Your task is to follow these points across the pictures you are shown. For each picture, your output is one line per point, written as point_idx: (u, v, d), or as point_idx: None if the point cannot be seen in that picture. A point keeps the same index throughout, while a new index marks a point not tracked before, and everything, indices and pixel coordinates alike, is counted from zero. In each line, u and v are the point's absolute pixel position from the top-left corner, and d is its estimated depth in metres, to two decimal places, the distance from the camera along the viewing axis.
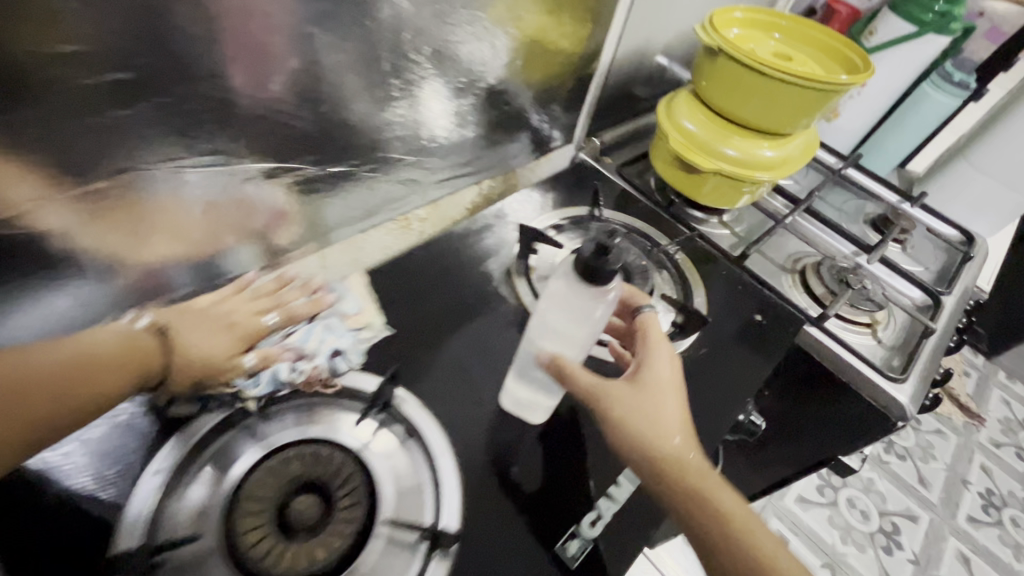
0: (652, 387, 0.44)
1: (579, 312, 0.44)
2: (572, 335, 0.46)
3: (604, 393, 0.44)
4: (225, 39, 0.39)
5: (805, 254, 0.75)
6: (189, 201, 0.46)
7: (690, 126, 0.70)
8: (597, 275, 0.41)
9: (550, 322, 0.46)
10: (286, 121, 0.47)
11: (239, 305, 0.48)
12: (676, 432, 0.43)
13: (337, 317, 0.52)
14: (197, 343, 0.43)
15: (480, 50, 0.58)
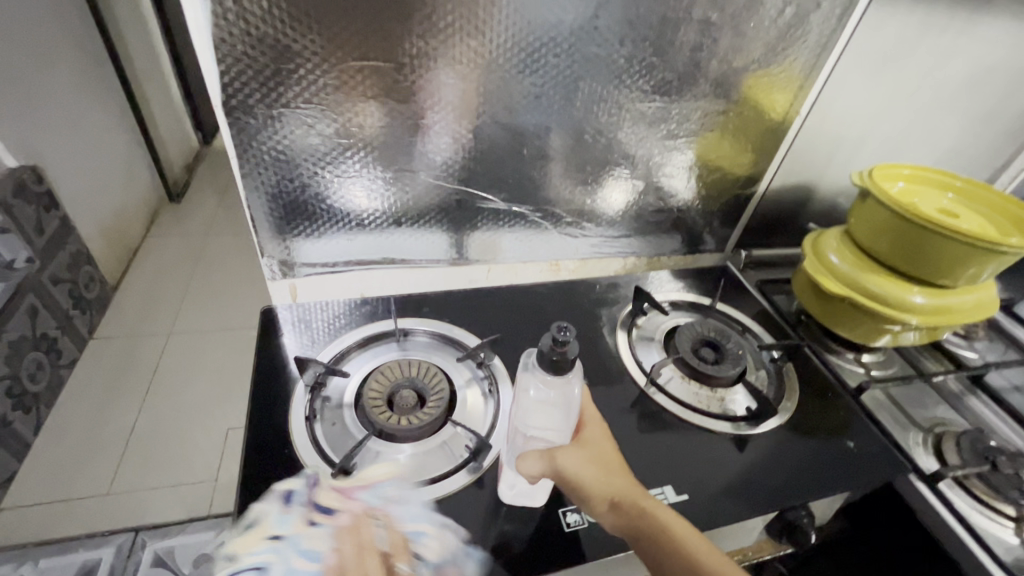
0: (588, 442, 0.52)
1: (557, 398, 0.50)
2: (549, 426, 0.51)
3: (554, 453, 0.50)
4: (475, 113, 0.65)
5: (951, 421, 0.69)
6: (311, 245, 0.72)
7: (834, 259, 0.72)
8: (559, 364, 0.47)
9: (533, 417, 0.51)
10: (496, 169, 0.71)
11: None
12: (615, 471, 0.51)
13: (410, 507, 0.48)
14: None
15: (650, 155, 0.76)
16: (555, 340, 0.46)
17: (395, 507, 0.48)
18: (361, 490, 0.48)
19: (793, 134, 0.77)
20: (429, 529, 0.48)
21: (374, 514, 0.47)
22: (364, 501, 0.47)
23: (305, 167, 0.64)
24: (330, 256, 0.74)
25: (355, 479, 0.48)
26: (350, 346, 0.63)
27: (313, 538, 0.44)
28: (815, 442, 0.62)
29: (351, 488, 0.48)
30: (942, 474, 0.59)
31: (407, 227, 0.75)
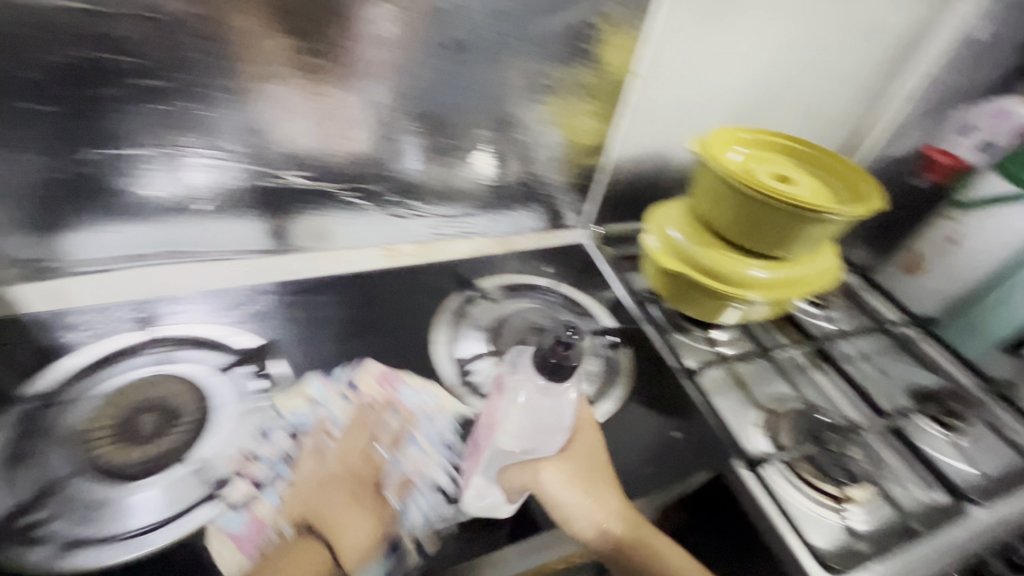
0: (576, 456, 0.51)
1: (547, 408, 0.48)
2: (539, 437, 0.48)
3: (539, 472, 0.48)
4: (239, 73, 0.54)
5: (790, 399, 0.66)
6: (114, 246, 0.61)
7: (674, 234, 0.67)
8: (559, 369, 0.45)
9: (515, 422, 0.47)
10: (289, 141, 0.61)
11: (352, 461, 0.49)
12: (605, 488, 0.49)
13: (427, 414, 0.54)
14: (339, 517, 0.45)
15: (476, 120, 0.67)
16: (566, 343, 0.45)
17: (423, 416, 0.54)
18: (403, 396, 0.56)
19: (633, 98, 0.71)
20: (425, 438, 0.52)
21: (396, 410, 0.54)
22: (394, 399, 0.55)
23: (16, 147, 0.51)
24: (102, 257, 0.61)
25: (388, 375, 0.57)
26: (95, 361, 0.53)
27: (338, 405, 0.54)
28: (640, 435, 0.57)
29: (390, 390, 0.56)
30: (767, 458, 0.56)
31: (195, 213, 0.63)
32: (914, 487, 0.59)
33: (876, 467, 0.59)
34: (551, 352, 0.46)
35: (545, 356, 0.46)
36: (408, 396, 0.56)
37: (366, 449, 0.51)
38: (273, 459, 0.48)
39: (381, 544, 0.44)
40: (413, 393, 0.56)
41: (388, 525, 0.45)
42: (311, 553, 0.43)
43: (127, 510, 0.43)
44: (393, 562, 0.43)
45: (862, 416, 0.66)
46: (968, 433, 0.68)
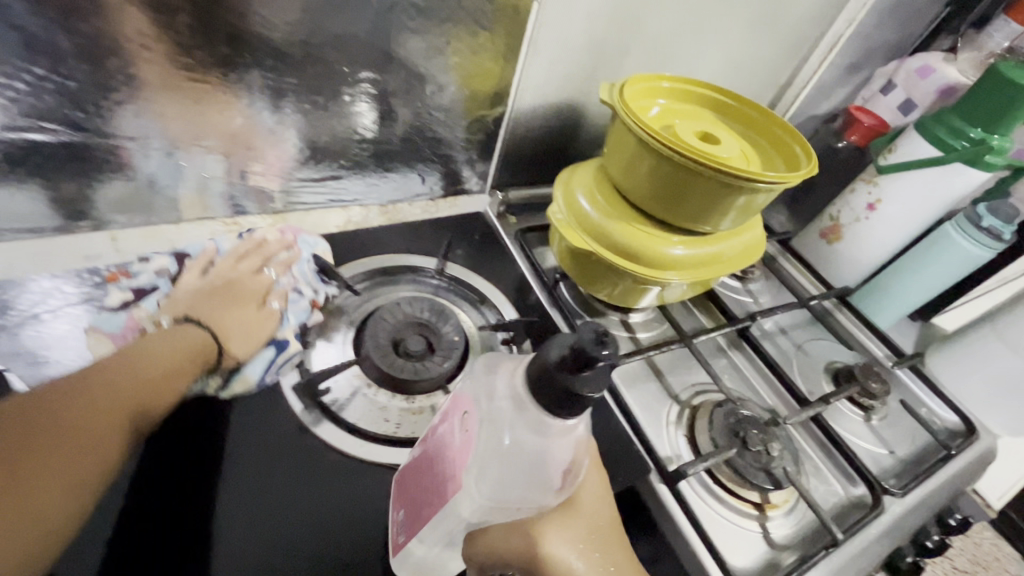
0: (581, 511, 0.37)
1: (544, 458, 0.32)
2: (526, 496, 0.32)
3: (543, 541, 0.34)
4: None
5: (709, 389, 0.59)
6: None
7: (584, 204, 0.56)
8: (566, 398, 0.29)
9: (491, 480, 0.32)
10: (32, 76, 0.41)
11: (233, 276, 0.50)
12: (612, 553, 0.37)
13: (310, 253, 0.54)
14: (221, 318, 0.46)
15: (335, 53, 0.50)
16: (582, 357, 0.28)
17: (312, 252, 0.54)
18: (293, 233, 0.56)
19: (538, 32, 0.57)
20: (313, 266, 0.53)
21: (286, 245, 0.54)
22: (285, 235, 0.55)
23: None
24: None
25: (288, 227, 0.55)
26: None
27: (228, 240, 0.53)
28: None
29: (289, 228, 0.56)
30: (684, 469, 0.48)
31: None
32: (832, 482, 0.55)
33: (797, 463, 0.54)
34: (563, 360, 0.28)
35: (552, 365, 0.29)
36: (298, 237, 0.55)
37: (252, 267, 0.51)
38: (154, 273, 0.51)
39: (259, 346, 0.47)
40: (303, 240, 0.55)
41: (268, 329, 0.48)
42: (189, 341, 0.44)
43: None
44: (268, 371, 0.46)
45: (781, 403, 0.60)
46: (881, 412, 0.65)
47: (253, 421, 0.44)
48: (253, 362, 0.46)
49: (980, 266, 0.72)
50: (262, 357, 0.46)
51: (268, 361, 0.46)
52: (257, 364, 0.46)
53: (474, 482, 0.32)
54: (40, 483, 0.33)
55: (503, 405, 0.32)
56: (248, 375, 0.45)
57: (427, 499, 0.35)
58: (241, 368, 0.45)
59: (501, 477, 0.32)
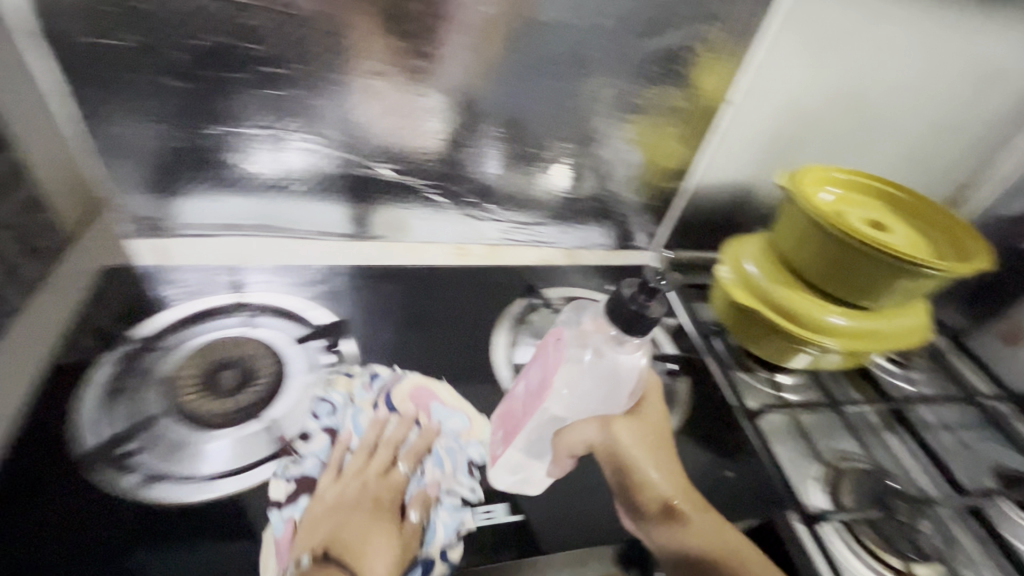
0: (641, 425, 0.53)
1: (605, 372, 0.49)
2: (586, 396, 0.50)
3: (611, 431, 0.52)
4: (345, 66, 0.58)
5: (858, 457, 0.62)
6: (215, 212, 0.67)
7: (750, 268, 0.65)
8: (633, 321, 0.44)
9: (567, 382, 0.48)
10: (382, 134, 0.64)
11: (371, 483, 0.47)
12: (660, 467, 0.52)
13: (450, 430, 0.54)
14: (361, 546, 0.42)
15: (561, 133, 0.68)
16: (643, 294, 0.44)
17: (448, 437, 0.53)
18: (428, 407, 0.56)
19: (724, 125, 0.70)
20: (463, 452, 0.52)
21: (421, 424, 0.54)
22: (422, 416, 0.55)
23: (149, 114, 0.57)
24: (206, 220, 0.67)
25: (421, 393, 0.57)
26: (193, 316, 0.58)
27: (361, 417, 0.53)
28: (689, 468, 0.56)
29: (422, 399, 0.56)
30: (825, 515, 0.53)
31: (289, 193, 0.68)
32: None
33: (951, 550, 0.54)
34: (631, 297, 0.44)
35: (622, 299, 0.44)
36: (429, 414, 0.55)
37: (385, 467, 0.49)
38: (311, 450, 0.49)
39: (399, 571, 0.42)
40: (438, 411, 0.56)
41: (413, 546, 0.44)
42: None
43: (206, 455, 0.47)
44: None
45: (939, 490, 0.60)
46: None
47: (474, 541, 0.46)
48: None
49: None
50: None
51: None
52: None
53: (562, 388, 0.48)
54: None
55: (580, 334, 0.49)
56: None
57: (527, 404, 0.51)
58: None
59: (575, 381, 0.49)
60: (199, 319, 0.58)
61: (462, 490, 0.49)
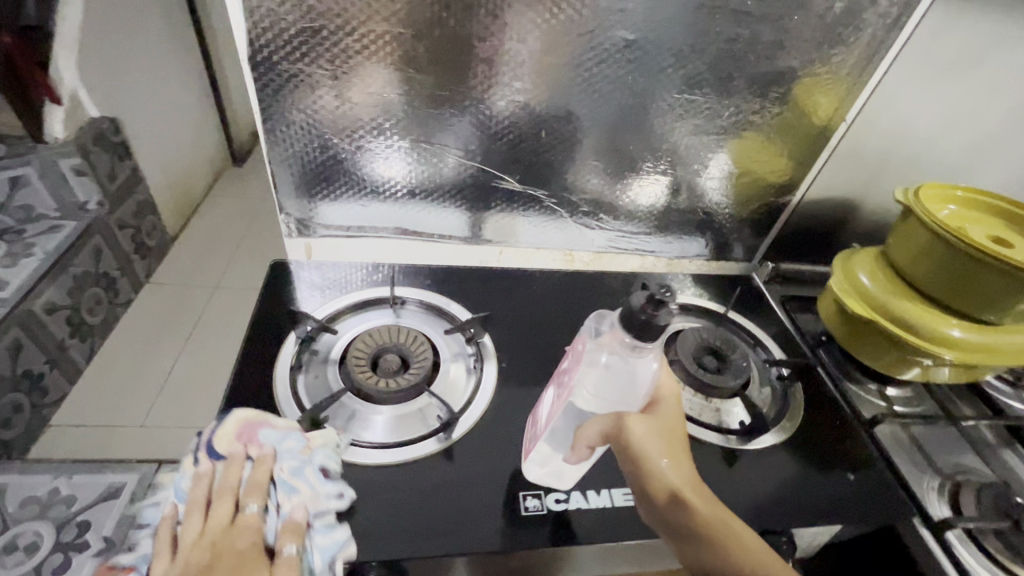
0: (659, 420, 0.48)
1: (623, 374, 0.46)
2: (610, 397, 0.47)
3: (630, 425, 0.46)
4: (492, 88, 0.64)
5: (976, 472, 0.62)
6: (356, 215, 0.76)
7: (864, 279, 0.68)
8: (644, 329, 0.41)
9: (586, 384, 0.46)
10: (514, 148, 0.71)
11: (227, 535, 0.46)
12: (679, 463, 0.48)
13: (305, 456, 0.48)
14: None
15: (677, 149, 0.73)
16: (651, 302, 0.41)
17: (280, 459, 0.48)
18: (258, 437, 0.50)
19: (838, 143, 0.73)
20: (316, 468, 0.48)
21: (253, 457, 0.50)
22: (251, 447, 0.49)
23: (322, 129, 0.65)
24: (346, 221, 0.76)
25: (245, 430, 0.50)
26: (352, 306, 0.65)
27: (190, 469, 0.50)
28: (808, 470, 0.58)
29: (250, 433, 0.50)
30: (951, 522, 0.54)
31: (420, 200, 0.75)
32: None
33: None
34: (641, 308, 0.41)
35: (634, 306, 0.42)
36: (267, 445, 0.49)
37: (230, 509, 0.47)
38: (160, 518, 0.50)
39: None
40: (281, 433, 0.50)
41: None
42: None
43: (378, 426, 0.54)
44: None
45: None
46: None
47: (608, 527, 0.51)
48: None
49: None
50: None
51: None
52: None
53: (580, 391, 0.46)
54: None
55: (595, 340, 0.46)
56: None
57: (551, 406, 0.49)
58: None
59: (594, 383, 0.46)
60: (357, 309, 0.65)
61: (330, 501, 0.47)
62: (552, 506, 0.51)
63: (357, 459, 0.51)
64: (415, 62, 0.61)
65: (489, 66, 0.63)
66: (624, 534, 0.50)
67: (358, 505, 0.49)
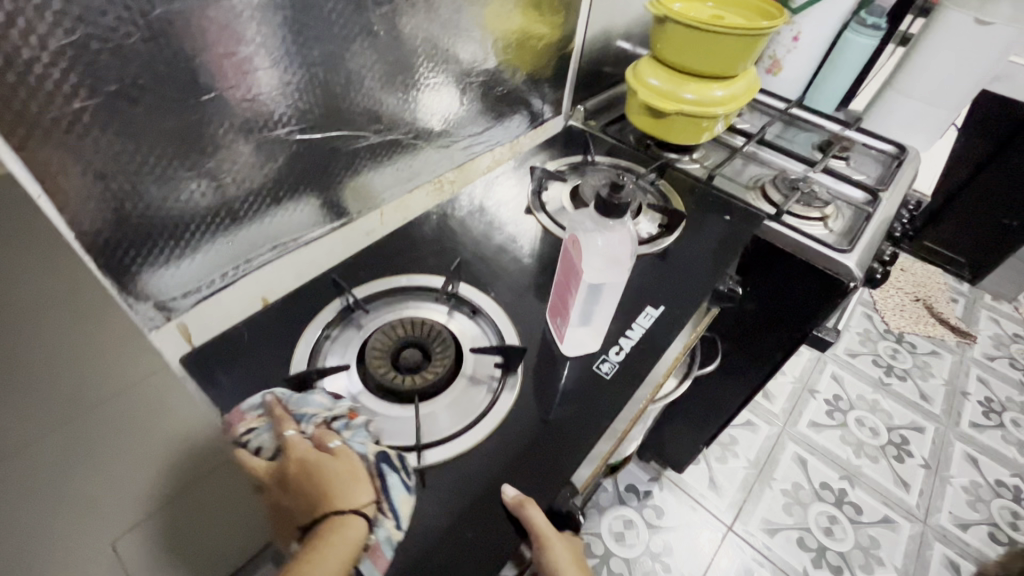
0: (569, 540, 0.49)
1: (615, 253, 0.49)
2: (614, 273, 0.49)
3: (553, 543, 0.46)
4: (308, 46, 0.57)
5: (762, 175, 0.92)
6: (222, 257, 0.61)
7: (654, 82, 0.87)
8: (614, 209, 0.48)
9: (597, 270, 0.48)
10: (353, 100, 0.65)
11: (281, 467, 0.47)
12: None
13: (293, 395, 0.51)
14: (323, 493, 0.45)
15: (483, 41, 0.76)
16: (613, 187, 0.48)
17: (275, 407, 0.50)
18: (247, 411, 0.50)
19: None
20: (317, 394, 0.51)
21: (254, 424, 0.50)
22: (245, 422, 0.50)
23: (117, 163, 0.48)
24: (204, 270, 0.60)
25: (233, 416, 0.50)
26: (318, 343, 0.57)
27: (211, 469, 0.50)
28: (706, 228, 0.78)
29: (237, 414, 0.50)
30: (779, 209, 0.81)
31: (286, 201, 0.64)
32: (849, 196, 0.90)
33: (830, 195, 0.89)
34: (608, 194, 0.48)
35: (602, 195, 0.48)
36: (255, 408, 0.50)
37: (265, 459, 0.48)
38: None
39: (370, 479, 0.46)
40: (263, 398, 0.51)
41: (358, 460, 0.47)
42: (337, 522, 0.43)
43: (452, 410, 0.53)
44: (403, 478, 0.47)
45: (803, 168, 0.95)
46: (853, 157, 1.01)
47: (651, 346, 0.60)
48: (389, 499, 0.45)
49: (870, 53, 1.11)
50: (388, 497, 0.45)
51: (394, 476, 0.46)
52: (392, 488, 0.46)
53: (594, 276, 0.48)
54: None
55: (586, 230, 0.50)
56: (389, 522, 0.44)
57: (569, 295, 0.51)
58: (385, 512, 0.45)
59: (602, 266, 0.49)
60: (328, 337, 0.57)
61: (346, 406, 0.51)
62: (618, 357, 0.58)
63: (458, 448, 0.50)
64: (226, 40, 0.50)
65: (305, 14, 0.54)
66: (663, 342, 0.61)
67: (492, 478, 0.49)
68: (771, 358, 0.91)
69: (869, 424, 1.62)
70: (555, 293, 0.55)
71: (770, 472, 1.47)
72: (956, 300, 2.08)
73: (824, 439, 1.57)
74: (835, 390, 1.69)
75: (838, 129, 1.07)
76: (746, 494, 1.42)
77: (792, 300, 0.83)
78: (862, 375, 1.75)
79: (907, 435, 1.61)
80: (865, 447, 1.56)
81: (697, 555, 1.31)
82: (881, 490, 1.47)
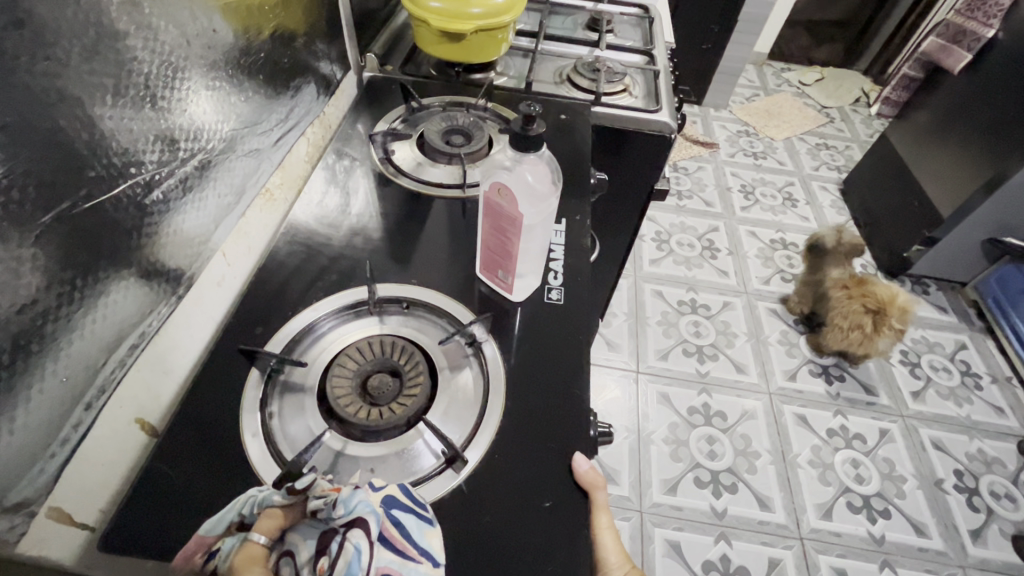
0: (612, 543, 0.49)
1: (541, 189, 0.50)
2: (542, 200, 0.50)
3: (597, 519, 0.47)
4: (48, 81, 0.39)
5: (562, 67, 0.97)
6: (55, 406, 0.43)
7: (438, 5, 0.82)
8: (530, 141, 0.46)
9: (531, 206, 0.49)
10: (136, 135, 0.48)
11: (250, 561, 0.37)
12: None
13: (251, 500, 0.40)
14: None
15: (247, 7, 0.62)
16: (525, 117, 0.46)
17: (243, 505, 0.40)
18: (206, 535, 0.39)
19: None
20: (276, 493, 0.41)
21: (219, 543, 0.39)
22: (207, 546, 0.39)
23: None
24: (33, 435, 0.41)
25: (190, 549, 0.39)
26: (263, 427, 0.46)
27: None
28: (551, 133, 0.81)
29: (194, 546, 0.39)
30: (597, 94, 0.87)
31: (99, 296, 0.46)
32: (633, 62, 1.01)
33: (622, 66, 0.98)
34: (524, 124, 0.46)
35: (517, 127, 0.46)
36: (212, 531, 0.39)
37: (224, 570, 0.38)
38: None
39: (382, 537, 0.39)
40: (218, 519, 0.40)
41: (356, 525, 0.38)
42: None
43: (453, 408, 0.49)
44: (419, 512, 0.42)
45: (589, 50, 1.02)
46: (616, 27, 1.12)
47: (577, 258, 0.63)
48: (416, 542, 0.40)
49: None
50: (412, 542, 0.40)
51: (409, 516, 0.41)
52: (415, 530, 0.41)
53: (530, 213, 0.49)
54: (532, 555, 0.42)
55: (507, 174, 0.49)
56: (425, 565, 0.39)
57: (507, 242, 0.51)
58: (415, 558, 0.40)
59: (535, 200, 0.50)
60: (272, 414, 0.47)
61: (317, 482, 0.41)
62: (559, 281, 0.60)
63: (485, 440, 0.47)
64: None
65: (37, 27, 0.38)
66: (584, 250, 0.64)
67: (525, 442, 0.48)
68: (633, 223, 1.03)
69: (687, 242, 1.99)
70: (484, 245, 0.54)
71: (644, 313, 1.74)
72: (695, 123, 2.57)
73: (666, 268, 1.89)
74: (655, 229, 2.02)
75: (593, 6, 1.16)
76: (637, 339, 1.66)
77: (635, 169, 0.93)
78: (665, 209, 2.12)
79: (711, 237, 2.02)
80: (692, 260, 1.92)
81: (628, 405, 1.51)
82: (715, 285, 1.85)
